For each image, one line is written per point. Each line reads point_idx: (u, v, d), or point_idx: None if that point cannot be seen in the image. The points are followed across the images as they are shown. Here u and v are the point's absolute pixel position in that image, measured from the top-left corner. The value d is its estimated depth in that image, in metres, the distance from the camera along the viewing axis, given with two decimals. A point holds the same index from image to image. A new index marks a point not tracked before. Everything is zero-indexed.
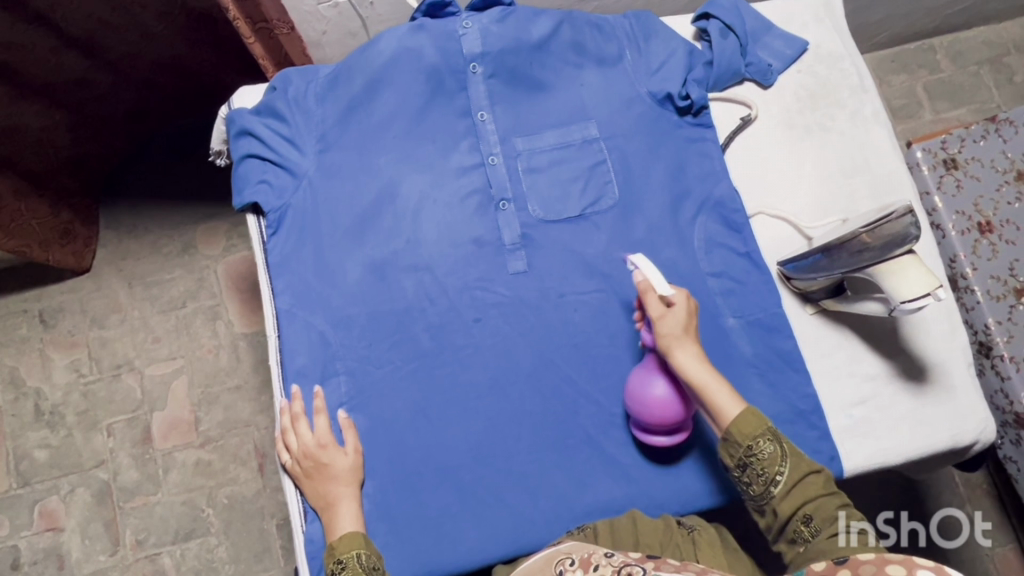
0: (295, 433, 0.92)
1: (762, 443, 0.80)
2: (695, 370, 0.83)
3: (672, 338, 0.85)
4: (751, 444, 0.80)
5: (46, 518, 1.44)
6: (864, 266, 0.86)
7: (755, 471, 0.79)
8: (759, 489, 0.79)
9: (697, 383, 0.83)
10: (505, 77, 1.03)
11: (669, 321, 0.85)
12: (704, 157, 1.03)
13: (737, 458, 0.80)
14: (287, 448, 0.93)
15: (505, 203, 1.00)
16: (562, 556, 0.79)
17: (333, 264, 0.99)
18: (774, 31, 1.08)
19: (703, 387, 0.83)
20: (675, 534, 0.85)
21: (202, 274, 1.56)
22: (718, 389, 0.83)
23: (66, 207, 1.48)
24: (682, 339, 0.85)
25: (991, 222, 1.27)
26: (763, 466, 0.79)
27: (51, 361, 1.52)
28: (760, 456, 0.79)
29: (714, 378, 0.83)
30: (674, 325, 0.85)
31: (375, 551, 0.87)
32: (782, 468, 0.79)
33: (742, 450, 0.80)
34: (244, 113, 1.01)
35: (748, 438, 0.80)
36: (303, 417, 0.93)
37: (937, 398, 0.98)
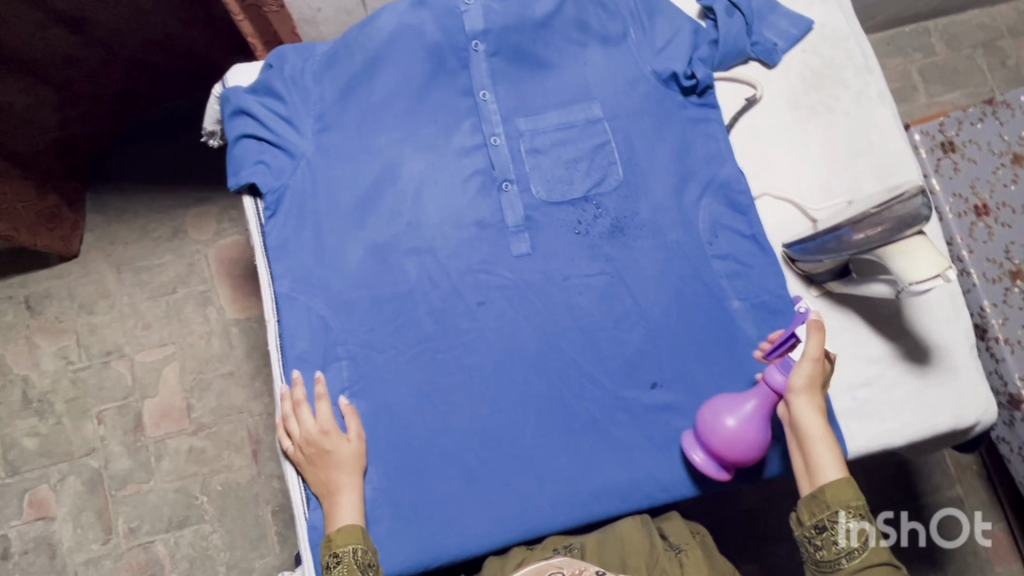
0: (297, 419, 0.91)
1: (848, 514, 0.80)
2: (813, 422, 0.83)
3: (801, 385, 0.83)
4: (836, 510, 0.80)
5: (36, 507, 1.42)
6: (873, 246, 0.86)
7: (831, 538, 0.80)
8: (828, 556, 0.80)
9: (809, 435, 0.83)
10: (508, 55, 1.01)
11: (806, 368, 0.83)
12: (709, 138, 1.02)
13: (817, 518, 0.81)
14: (288, 433, 0.92)
15: (508, 184, 0.98)
16: (554, 569, 0.81)
17: (334, 247, 0.97)
18: (780, 11, 1.07)
19: (812, 441, 0.83)
20: (661, 558, 0.84)
21: (192, 259, 1.53)
22: (825, 451, 0.83)
23: (52, 190, 1.44)
24: (814, 390, 0.84)
25: (988, 205, 1.27)
26: (841, 535, 0.79)
27: (38, 347, 1.49)
28: (842, 524, 0.79)
29: (829, 441, 0.83)
30: (808, 374, 0.83)
31: (372, 545, 0.86)
32: (861, 544, 0.79)
33: (826, 512, 0.80)
34: (239, 92, 0.98)
35: (838, 504, 0.80)
36: (304, 403, 0.91)
37: (940, 380, 0.98)
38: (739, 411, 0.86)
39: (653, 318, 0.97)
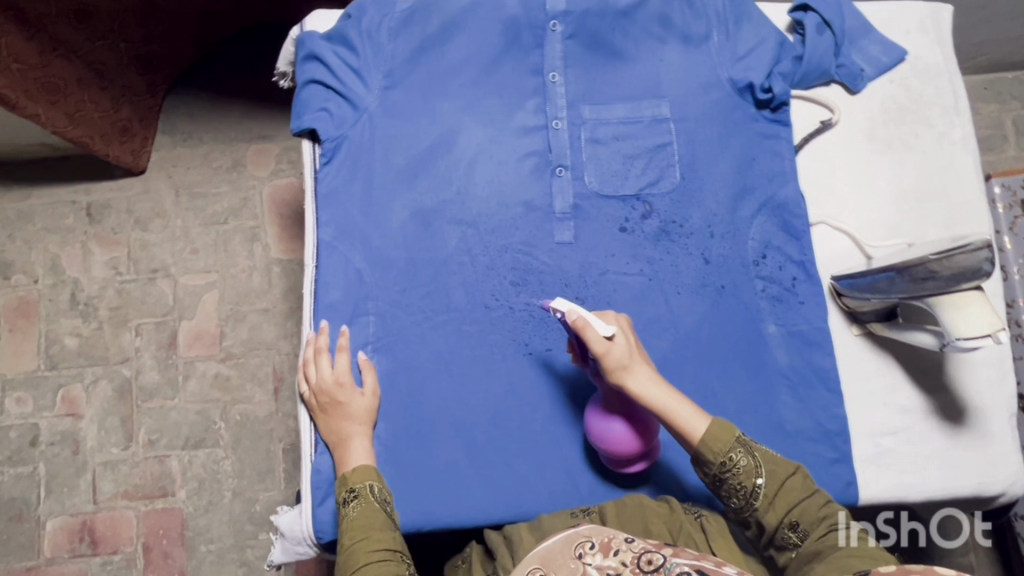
0: (315, 366, 0.92)
1: (734, 457, 0.78)
2: (655, 392, 0.80)
3: (625, 368, 0.80)
4: (724, 459, 0.78)
5: (67, 404, 1.49)
6: (925, 294, 0.82)
7: (733, 485, 0.78)
8: (740, 502, 0.79)
9: (664, 407, 0.80)
10: (584, 40, 1.00)
11: (613, 353, 0.80)
12: (775, 155, 0.99)
13: (711, 473, 0.79)
14: (305, 378, 0.93)
15: (562, 170, 0.98)
16: (582, 539, 0.69)
17: (381, 203, 0.97)
18: (874, 36, 1.02)
19: (666, 409, 0.80)
20: (683, 521, 0.82)
21: (247, 194, 1.57)
22: (682, 409, 0.80)
23: (127, 104, 1.47)
24: (636, 361, 0.81)
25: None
26: (739, 481, 0.78)
27: (92, 254, 1.55)
28: (735, 469, 0.78)
29: (677, 397, 0.81)
30: (621, 355, 0.80)
31: (386, 486, 0.88)
32: (756, 478, 0.78)
33: (716, 466, 0.79)
34: (315, 37, 0.99)
35: (719, 453, 0.78)
36: (325, 352, 0.92)
37: (971, 441, 0.94)
38: (604, 414, 0.86)
39: (684, 329, 0.95)
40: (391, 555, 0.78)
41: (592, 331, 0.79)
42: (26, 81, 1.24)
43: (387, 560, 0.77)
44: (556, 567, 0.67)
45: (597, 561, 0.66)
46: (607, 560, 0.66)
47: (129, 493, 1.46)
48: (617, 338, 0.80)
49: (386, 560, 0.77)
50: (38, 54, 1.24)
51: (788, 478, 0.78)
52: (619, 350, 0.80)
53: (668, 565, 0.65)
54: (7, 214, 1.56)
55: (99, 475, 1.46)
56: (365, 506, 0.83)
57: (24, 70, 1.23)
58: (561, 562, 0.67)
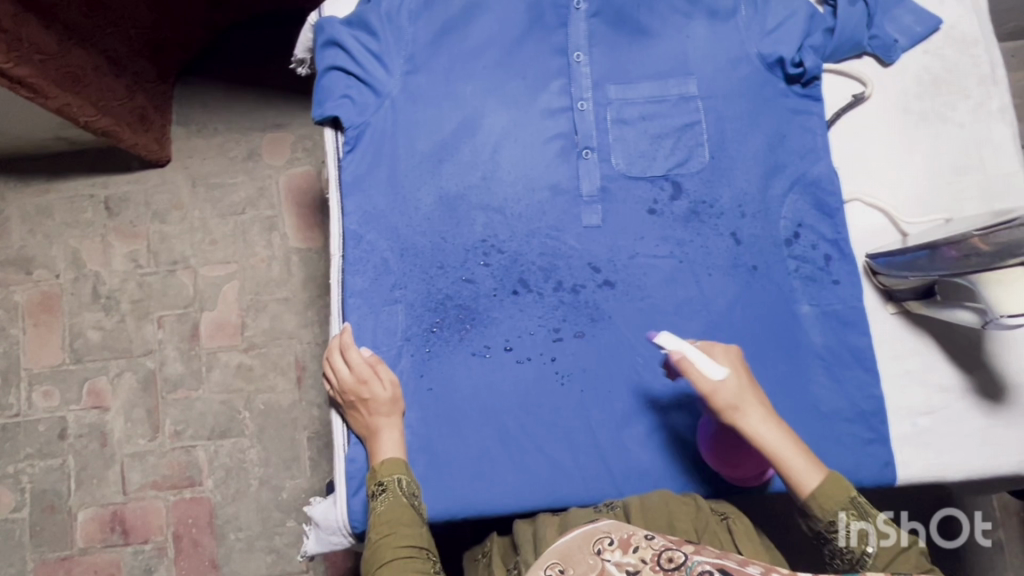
0: (333, 367, 0.91)
1: (843, 518, 0.76)
2: (766, 436, 0.80)
3: (732, 407, 0.81)
4: (831, 520, 0.77)
5: (93, 396, 1.50)
6: (968, 271, 0.80)
7: (839, 548, 0.77)
8: (844, 565, 0.78)
9: (771, 451, 0.79)
10: (609, 18, 0.98)
11: (720, 393, 0.81)
12: (806, 132, 0.97)
13: (815, 531, 0.79)
14: (328, 379, 0.93)
15: (588, 152, 0.96)
16: (600, 535, 0.68)
17: (406, 190, 0.96)
18: (906, 5, 0.99)
19: (777, 455, 0.79)
20: (710, 520, 0.82)
21: (264, 183, 1.57)
22: (794, 458, 0.79)
23: (141, 91, 1.46)
24: (749, 402, 0.81)
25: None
26: (845, 546, 0.77)
27: (111, 247, 1.56)
28: (842, 533, 0.77)
29: (792, 444, 0.80)
30: (731, 394, 0.81)
31: (415, 477, 0.87)
32: (868, 546, 0.76)
33: (821, 524, 0.77)
34: (334, 22, 0.97)
35: (826, 512, 0.77)
36: (342, 351, 0.91)
37: (1012, 419, 0.93)
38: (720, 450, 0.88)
39: (716, 311, 0.94)
40: (417, 551, 0.80)
41: (694, 372, 0.82)
42: (48, 71, 1.24)
43: (412, 557, 0.79)
44: (576, 563, 0.66)
45: (616, 557, 0.66)
46: (627, 558, 0.66)
47: (158, 484, 1.47)
48: (726, 379, 0.81)
49: (411, 557, 0.79)
50: (56, 43, 1.23)
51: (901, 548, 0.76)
52: (729, 390, 0.81)
53: (689, 564, 0.65)
54: (26, 210, 1.57)
55: (128, 466, 1.48)
56: (392, 501, 0.83)
57: (45, 60, 1.22)
58: (580, 557, 0.67)
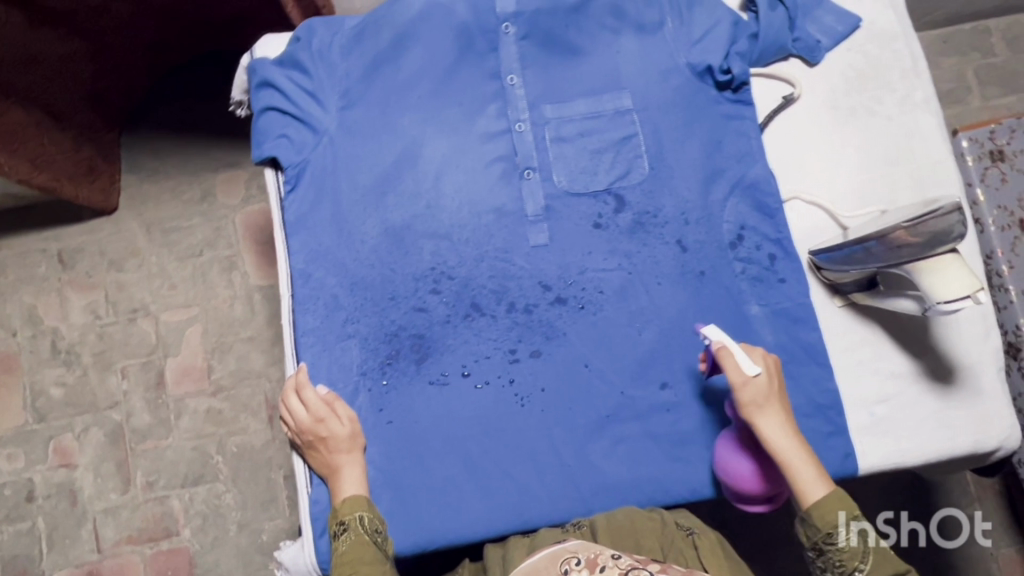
0: (289, 408, 0.90)
1: (845, 534, 0.79)
2: (780, 441, 0.83)
3: (754, 407, 0.84)
4: (831, 532, 0.79)
5: (60, 454, 1.47)
6: (902, 261, 0.82)
7: (832, 560, 0.79)
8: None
9: (782, 457, 0.82)
10: (538, 39, 0.99)
11: (749, 390, 0.84)
12: (741, 136, 0.99)
13: (813, 540, 0.81)
14: (285, 421, 0.91)
15: (530, 172, 0.97)
16: (567, 555, 0.71)
17: (351, 224, 0.96)
18: (826, 6, 1.02)
19: (787, 462, 0.82)
20: (675, 537, 0.83)
21: (220, 223, 1.55)
22: (804, 468, 0.82)
23: (87, 142, 1.46)
24: (772, 405, 0.84)
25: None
26: (840, 558, 0.79)
27: (68, 300, 1.53)
28: (840, 546, 0.79)
29: (803, 454, 0.83)
30: (759, 395, 0.84)
31: (379, 514, 0.86)
32: (861, 565, 0.79)
33: (820, 535, 0.79)
34: (266, 64, 0.97)
35: (830, 525, 0.79)
36: (297, 391, 0.90)
37: (963, 400, 0.95)
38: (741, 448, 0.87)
39: (668, 319, 0.95)
40: None
41: (732, 364, 0.84)
42: None
43: None
44: None
45: None
46: None
47: (133, 538, 1.44)
48: (760, 377, 0.84)
49: None
50: None
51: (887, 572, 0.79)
52: (760, 386, 0.84)
53: None
54: None
55: (100, 523, 1.44)
56: (355, 540, 0.82)
57: None
58: None
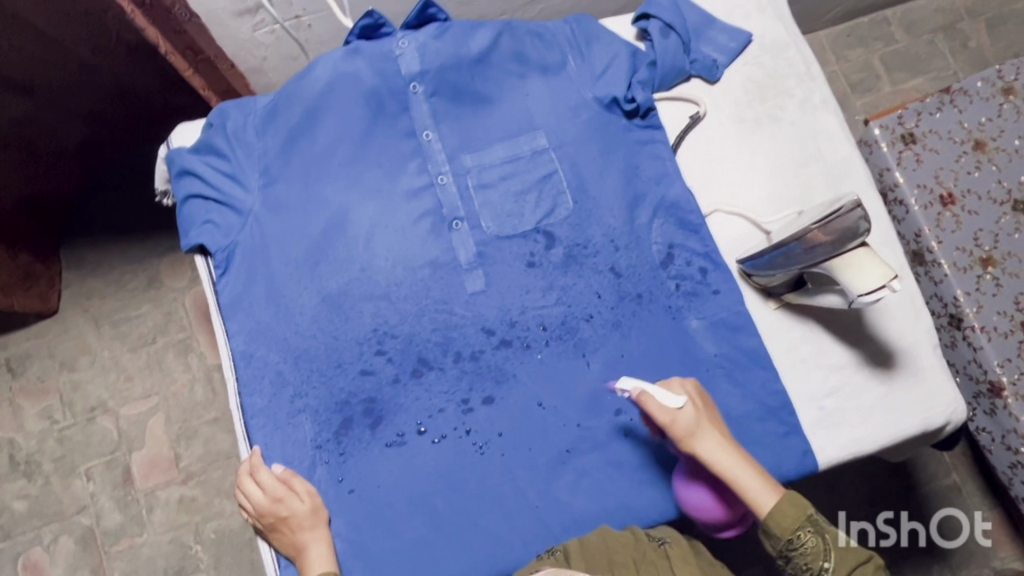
0: (245, 494, 0.89)
1: (802, 536, 0.79)
2: (722, 460, 0.83)
3: (689, 437, 0.84)
4: (791, 537, 0.79)
5: (30, 570, 1.41)
6: (819, 259, 0.85)
7: (799, 563, 0.79)
8: None
9: (727, 475, 0.82)
10: (447, 94, 1.01)
11: (681, 423, 0.84)
12: (656, 159, 1.02)
13: (778, 548, 0.80)
14: (244, 507, 0.91)
15: (458, 222, 0.99)
16: None
17: (288, 298, 0.96)
18: (717, 26, 1.07)
19: (733, 478, 0.82)
20: (646, 549, 0.83)
21: (170, 307, 1.54)
22: (750, 479, 0.82)
23: (24, 248, 1.44)
24: (705, 428, 0.84)
25: (993, 256, 1.28)
26: (806, 560, 0.79)
27: (22, 409, 1.49)
28: (802, 549, 0.79)
29: (745, 466, 0.83)
30: (689, 423, 0.84)
31: None
32: (827, 563, 0.78)
33: (782, 543, 0.79)
34: (183, 152, 0.98)
35: (786, 531, 0.79)
36: (251, 476, 0.90)
37: (906, 383, 0.98)
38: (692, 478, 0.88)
39: (612, 346, 0.97)
40: None
41: (654, 404, 0.84)
42: None
43: None
44: None
45: None
46: None
47: None
48: (684, 408, 0.84)
49: None
50: None
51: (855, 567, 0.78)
52: (688, 418, 0.84)
53: None
54: None
55: None
56: None
57: None
58: None
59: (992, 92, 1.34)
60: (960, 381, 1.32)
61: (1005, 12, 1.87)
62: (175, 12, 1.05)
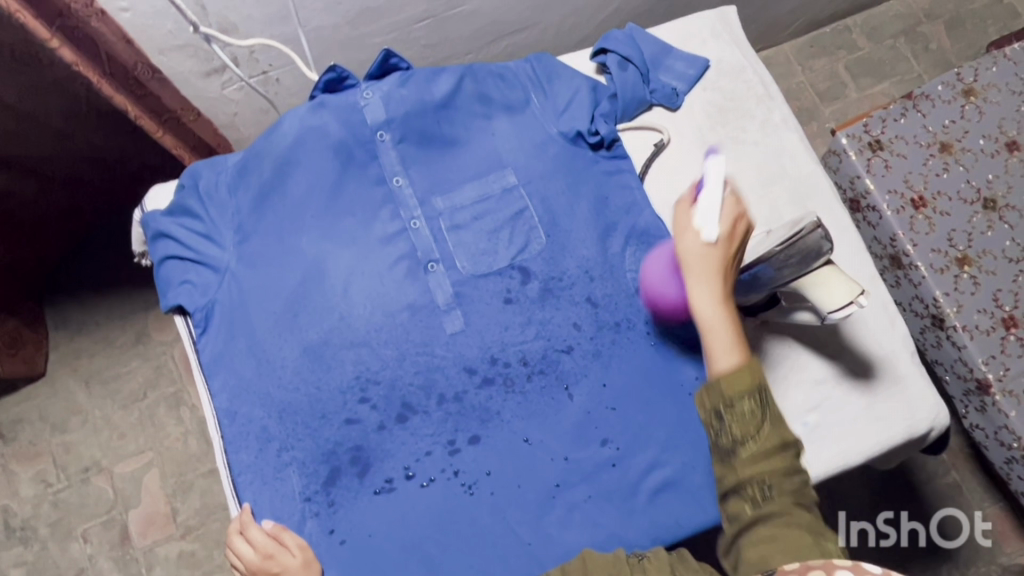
0: (236, 552, 0.89)
1: (745, 400, 0.75)
2: (708, 311, 0.79)
3: (695, 270, 0.81)
4: (734, 398, 0.76)
5: None
6: (786, 280, 0.87)
7: (729, 425, 0.76)
8: (728, 442, 0.76)
9: (703, 323, 0.80)
10: (414, 140, 1.03)
11: (699, 249, 0.81)
12: (624, 188, 1.04)
13: (714, 404, 0.77)
14: (236, 566, 0.90)
15: (433, 264, 1.00)
16: None
17: (269, 353, 0.97)
18: (674, 53, 1.09)
19: (707, 329, 0.79)
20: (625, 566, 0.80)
21: (159, 361, 1.54)
22: (721, 335, 0.79)
23: (10, 315, 1.44)
24: (714, 275, 0.80)
25: (968, 255, 1.30)
26: (738, 424, 0.75)
27: (15, 475, 1.47)
28: (739, 412, 0.75)
29: (726, 325, 0.79)
30: (707, 260, 0.80)
31: None
32: (756, 432, 0.75)
33: (721, 398, 0.76)
34: (157, 215, 1.00)
35: (733, 387, 0.76)
36: (242, 532, 0.89)
37: (887, 392, 0.99)
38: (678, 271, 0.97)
39: (594, 376, 0.98)
40: None
41: (697, 218, 0.82)
42: None
43: None
44: None
45: None
46: None
47: None
48: (713, 242, 0.81)
49: None
50: None
51: (793, 471, 0.75)
52: (717, 247, 0.81)
53: None
54: None
55: None
56: None
57: None
58: None
59: (953, 94, 1.36)
60: (950, 379, 1.33)
61: (961, 13, 1.92)
62: (138, 75, 1.04)
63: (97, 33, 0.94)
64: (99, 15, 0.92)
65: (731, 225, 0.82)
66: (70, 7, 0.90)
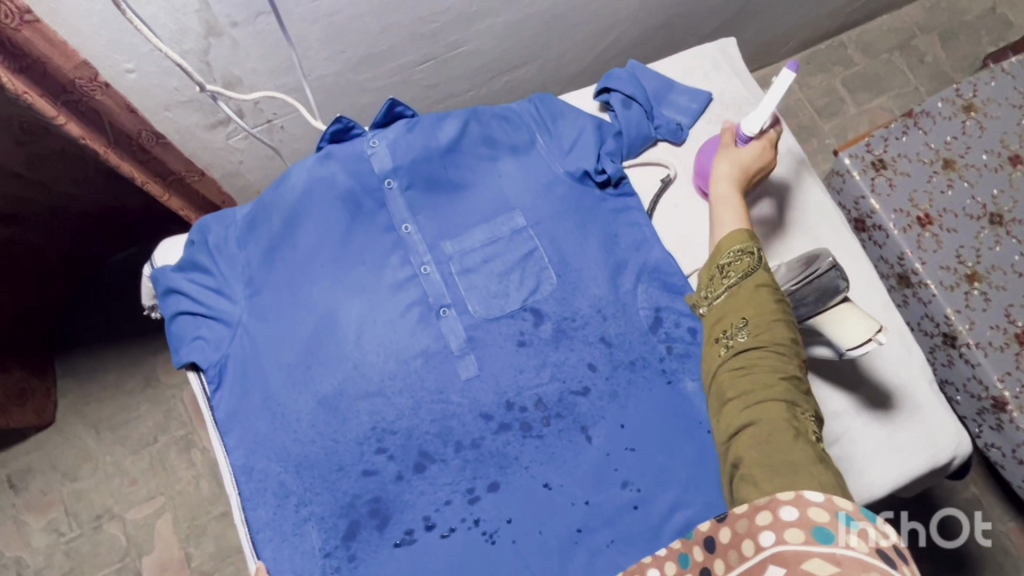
0: None
1: (735, 254, 0.89)
2: (723, 185, 0.97)
3: (728, 155, 0.98)
4: (730, 250, 0.89)
5: None
6: (804, 317, 0.88)
7: (722, 272, 0.89)
8: (715, 288, 0.90)
9: (715, 194, 0.97)
10: (421, 185, 1.03)
11: (734, 142, 0.99)
12: (633, 226, 1.04)
13: (714, 261, 0.91)
14: None
15: (445, 309, 0.99)
16: None
17: (284, 407, 0.96)
18: (677, 88, 1.11)
19: (716, 199, 0.96)
20: None
21: (169, 405, 1.53)
22: (728, 209, 0.95)
23: (18, 366, 1.42)
24: (740, 162, 0.98)
25: (977, 271, 1.29)
26: (729, 270, 0.88)
27: (26, 525, 1.45)
28: (730, 262, 0.89)
29: (734, 204, 0.95)
30: (739, 154, 0.98)
31: None
32: (738, 276, 0.87)
33: (716, 254, 0.91)
34: (168, 271, 1.00)
35: (729, 242, 0.90)
36: None
37: (907, 421, 0.98)
38: None
39: (612, 416, 0.97)
40: None
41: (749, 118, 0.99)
42: None
43: None
44: None
45: None
46: None
47: None
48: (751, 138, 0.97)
49: None
50: None
51: (791, 359, 0.81)
52: (744, 154, 0.98)
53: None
54: None
55: None
56: None
57: None
58: None
59: (954, 111, 1.36)
60: (962, 398, 1.32)
61: (955, 25, 1.93)
62: (143, 142, 1.05)
63: (103, 106, 0.95)
64: (103, 87, 0.93)
65: (761, 149, 0.98)
66: (76, 83, 0.89)
